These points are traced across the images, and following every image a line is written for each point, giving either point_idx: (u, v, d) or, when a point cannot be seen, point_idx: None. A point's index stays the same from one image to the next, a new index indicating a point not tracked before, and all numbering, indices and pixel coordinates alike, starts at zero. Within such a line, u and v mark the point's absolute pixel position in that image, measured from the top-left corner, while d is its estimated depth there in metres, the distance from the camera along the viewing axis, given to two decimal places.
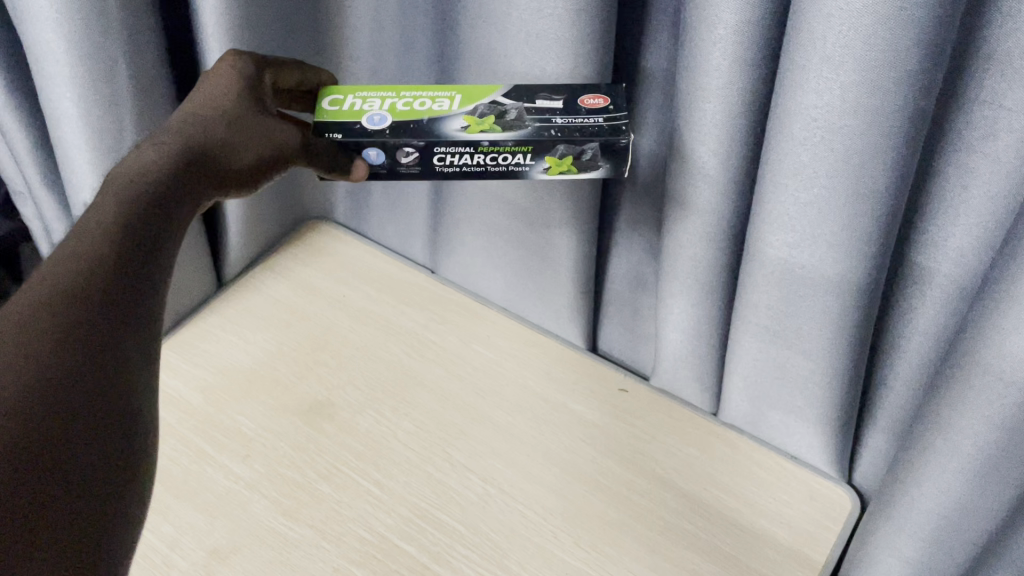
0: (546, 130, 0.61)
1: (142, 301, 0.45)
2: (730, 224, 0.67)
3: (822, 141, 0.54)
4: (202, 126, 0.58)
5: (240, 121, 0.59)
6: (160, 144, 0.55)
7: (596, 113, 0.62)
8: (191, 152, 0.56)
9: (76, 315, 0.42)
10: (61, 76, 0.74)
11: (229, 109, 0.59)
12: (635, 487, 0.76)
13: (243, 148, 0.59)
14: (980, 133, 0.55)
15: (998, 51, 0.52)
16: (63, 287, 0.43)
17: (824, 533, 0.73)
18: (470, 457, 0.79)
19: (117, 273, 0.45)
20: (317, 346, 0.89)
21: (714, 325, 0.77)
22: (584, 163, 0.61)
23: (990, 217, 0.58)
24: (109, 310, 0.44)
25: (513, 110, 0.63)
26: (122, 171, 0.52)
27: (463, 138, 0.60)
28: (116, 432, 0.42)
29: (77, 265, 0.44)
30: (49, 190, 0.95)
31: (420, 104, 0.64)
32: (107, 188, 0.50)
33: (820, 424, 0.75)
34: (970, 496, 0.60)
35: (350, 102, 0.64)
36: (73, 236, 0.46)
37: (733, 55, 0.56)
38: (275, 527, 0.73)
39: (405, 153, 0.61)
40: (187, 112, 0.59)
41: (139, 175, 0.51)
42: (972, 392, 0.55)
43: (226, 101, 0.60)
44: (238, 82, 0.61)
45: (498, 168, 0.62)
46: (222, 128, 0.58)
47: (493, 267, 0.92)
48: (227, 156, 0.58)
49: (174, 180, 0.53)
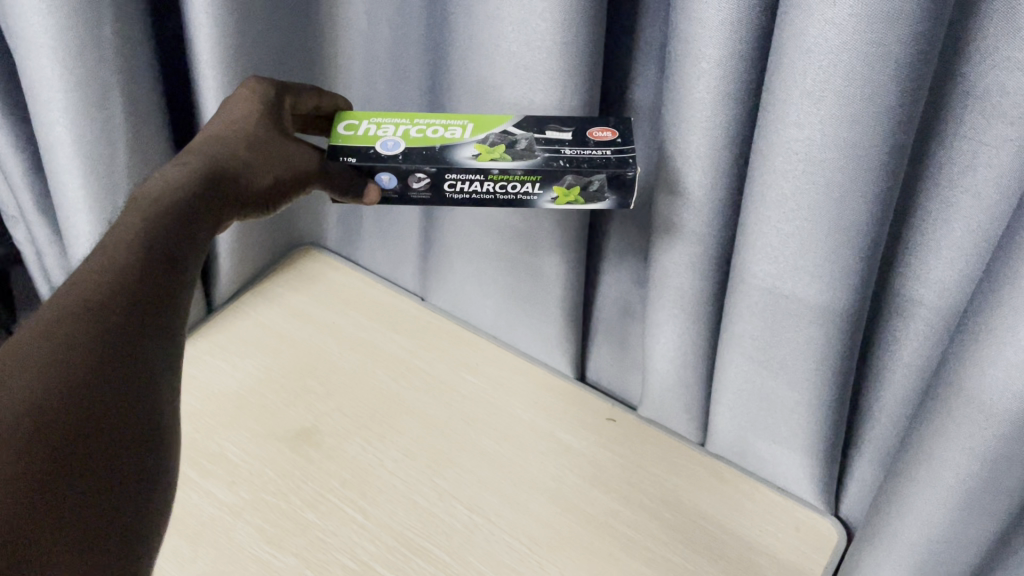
0: (555, 160, 0.61)
1: (166, 313, 0.46)
2: (715, 254, 0.68)
3: (804, 174, 0.55)
4: (226, 147, 0.58)
5: (262, 145, 0.60)
6: (183, 163, 0.55)
7: (604, 146, 0.63)
8: (216, 169, 0.55)
9: (80, 327, 0.42)
10: (56, 101, 0.74)
11: (250, 134, 0.60)
12: (622, 518, 0.76)
13: (263, 170, 0.59)
14: (960, 168, 0.56)
15: (977, 88, 0.53)
16: (82, 303, 0.43)
17: (810, 565, 0.73)
18: (456, 485, 0.79)
19: (141, 283, 0.45)
20: (305, 371, 0.89)
21: (702, 357, 0.77)
22: (591, 194, 0.62)
23: (971, 251, 0.59)
24: (114, 322, 0.43)
25: (523, 140, 0.63)
26: (147, 186, 0.51)
27: (474, 166, 0.61)
28: (137, 440, 0.42)
29: (101, 274, 0.45)
30: (42, 215, 0.96)
31: (433, 131, 0.64)
32: (133, 204, 0.50)
33: (805, 454, 0.75)
34: (955, 528, 0.60)
35: (364, 128, 0.65)
36: (102, 246, 0.47)
37: (715, 89, 0.57)
38: (257, 554, 0.73)
39: (417, 179, 0.61)
40: (209, 134, 0.59)
41: (163, 191, 0.51)
42: (955, 423, 0.55)
43: (253, 126, 0.60)
44: (258, 108, 0.62)
45: (507, 196, 0.62)
46: (244, 150, 0.58)
47: (483, 296, 0.92)
48: (249, 175, 0.58)
49: (202, 194, 0.53)
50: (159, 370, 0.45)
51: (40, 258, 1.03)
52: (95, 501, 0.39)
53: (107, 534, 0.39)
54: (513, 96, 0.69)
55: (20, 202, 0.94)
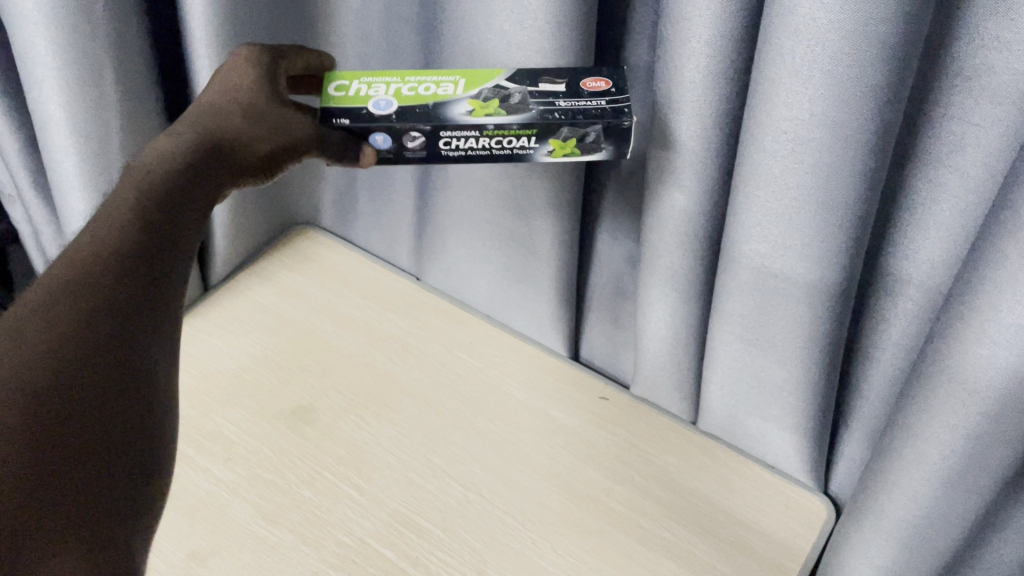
0: (549, 113, 0.60)
1: (160, 290, 0.46)
2: (706, 234, 0.68)
3: (792, 153, 0.55)
4: (223, 116, 0.59)
5: (254, 113, 0.60)
6: (177, 136, 0.56)
7: (598, 95, 0.62)
8: (208, 145, 0.57)
9: (70, 320, 0.42)
10: (49, 79, 0.75)
11: (243, 103, 0.60)
12: (613, 495, 0.77)
13: (254, 142, 0.59)
14: (949, 148, 0.56)
15: (966, 68, 0.53)
16: (78, 274, 0.44)
17: (799, 541, 0.74)
18: (449, 462, 0.80)
19: (133, 258, 0.46)
20: (300, 350, 0.90)
21: (694, 336, 0.77)
22: (588, 145, 0.61)
23: (960, 231, 0.59)
24: (101, 300, 0.44)
25: (516, 93, 0.62)
26: (140, 161, 0.53)
27: (469, 122, 0.60)
28: (133, 426, 0.42)
29: (92, 249, 0.45)
30: (38, 193, 0.96)
31: (426, 88, 0.63)
32: (125, 182, 0.51)
33: (794, 432, 0.75)
34: (939, 506, 0.60)
35: (355, 88, 0.63)
36: (96, 221, 0.48)
37: (706, 68, 0.57)
38: (254, 530, 0.74)
39: (412, 138, 0.60)
40: (205, 102, 0.60)
41: (154, 168, 0.52)
42: (939, 401, 0.56)
43: (247, 89, 0.61)
44: (252, 73, 0.61)
45: (503, 150, 0.62)
46: (238, 121, 0.59)
47: (477, 275, 0.93)
48: (240, 148, 0.58)
49: (192, 172, 0.54)
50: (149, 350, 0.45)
51: (36, 236, 1.03)
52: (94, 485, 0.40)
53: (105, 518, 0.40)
54: (506, 74, 0.69)
55: (16, 181, 0.95)
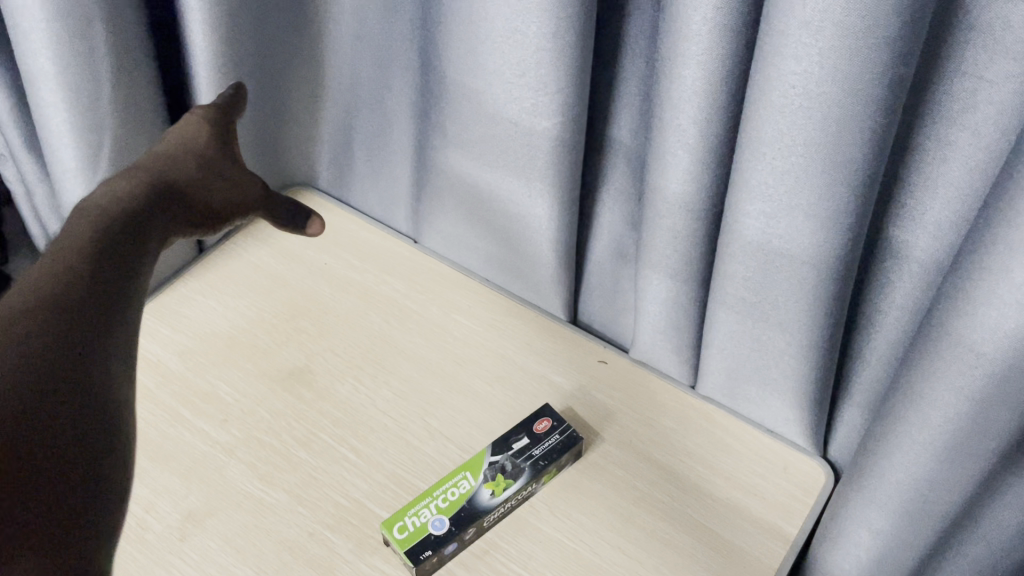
0: None
1: (103, 308, 0.49)
2: (709, 194, 0.67)
3: (800, 109, 0.54)
4: (175, 165, 0.66)
5: (211, 165, 0.68)
6: (130, 177, 0.63)
7: None
8: (157, 188, 0.63)
9: (34, 317, 0.46)
10: (37, 32, 0.73)
11: (201, 152, 0.68)
12: (612, 459, 0.77)
13: (212, 193, 0.68)
14: (960, 105, 0.55)
15: (981, 22, 0.51)
16: (44, 292, 0.48)
17: (797, 505, 0.75)
18: (447, 426, 0.79)
19: (85, 296, 0.49)
20: (296, 312, 0.89)
21: (694, 299, 0.76)
22: None
23: (969, 191, 0.58)
24: (62, 316, 0.47)
25: None
26: (93, 199, 0.59)
27: None
28: (91, 439, 0.43)
29: (45, 287, 0.48)
30: (30, 152, 0.95)
31: None
32: (76, 219, 0.56)
33: (795, 396, 0.75)
34: (940, 471, 0.60)
35: None
36: (47, 266, 0.50)
37: (712, 21, 0.55)
38: (250, 491, 0.74)
39: None
40: (155, 153, 0.66)
41: (103, 209, 0.57)
42: (944, 363, 0.55)
43: (200, 141, 0.68)
44: (208, 132, 0.69)
45: None
46: (192, 169, 0.67)
47: (474, 238, 0.91)
48: (198, 195, 0.66)
49: (137, 213, 0.59)
50: (102, 375, 0.46)
51: (29, 196, 1.02)
52: (71, 479, 0.41)
53: (55, 529, 0.39)
54: (506, 27, 0.67)
55: (7, 140, 0.93)
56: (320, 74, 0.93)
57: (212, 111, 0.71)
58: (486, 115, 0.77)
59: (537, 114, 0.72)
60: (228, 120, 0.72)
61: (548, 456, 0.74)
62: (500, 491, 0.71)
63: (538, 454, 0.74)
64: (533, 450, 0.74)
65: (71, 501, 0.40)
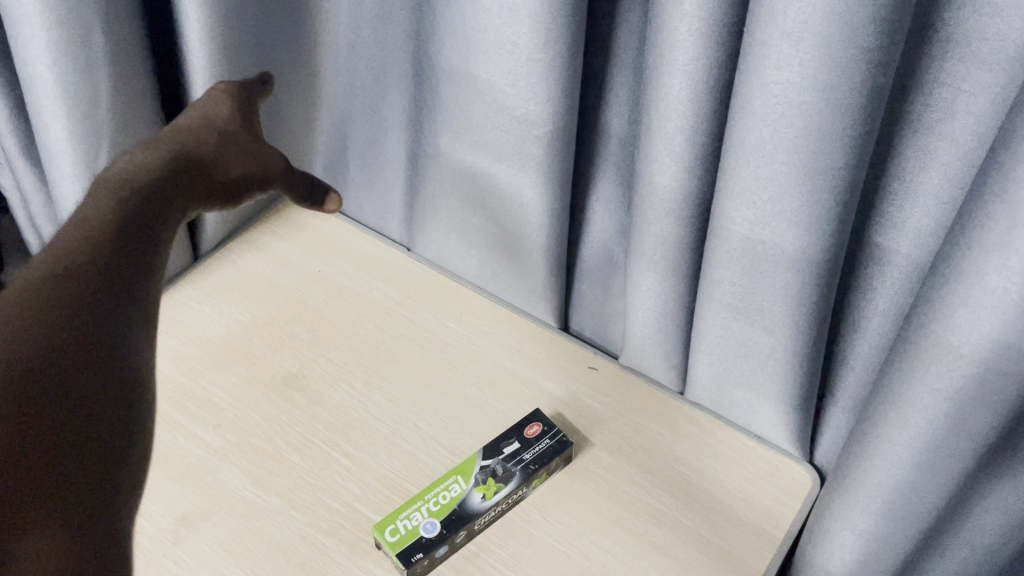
0: None
1: (123, 293, 0.49)
2: (696, 202, 0.68)
3: (783, 117, 0.55)
4: (197, 137, 0.65)
5: (234, 140, 0.66)
6: (153, 149, 0.62)
7: None
8: (179, 159, 0.62)
9: (50, 297, 0.46)
10: (37, 41, 0.74)
11: (222, 128, 0.66)
12: (601, 463, 0.78)
13: (233, 163, 0.65)
14: (938, 115, 0.57)
15: (957, 36, 0.53)
16: (56, 273, 0.48)
17: (783, 509, 0.76)
18: (439, 430, 0.80)
19: (103, 273, 0.49)
20: (290, 318, 0.90)
21: (682, 305, 0.78)
22: None
23: (947, 197, 0.60)
24: (79, 299, 0.47)
25: None
26: (112, 173, 0.58)
27: None
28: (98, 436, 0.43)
29: (55, 269, 0.48)
30: (28, 161, 0.96)
31: None
32: (102, 189, 0.56)
33: (781, 401, 0.76)
34: (921, 471, 0.61)
35: None
36: (67, 239, 0.51)
37: (697, 31, 0.57)
38: (243, 495, 0.75)
39: None
40: (178, 125, 0.65)
41: (126, 183, 0.57)
42: (924, 365, 0.56)
43: (222, 117, 0.67)
44: (230, 108, 0.68)
45: None
46: (215, 142, 0.65)
47: (467, 245, 0.92)
48: (218, 168, 0.65)
49: (156, 191, 0.58)
50: (118, 361, 0.47)
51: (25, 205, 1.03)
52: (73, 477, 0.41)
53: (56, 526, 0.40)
54: (498, 36, 0.69)
55: (6, 149, 0.94)
56: (315, 82, 0.94)
57: (235, 90, 0.69)
58: (479, 124, 0.78)
59: (529, 123, 0.74)
60: (251, 99, 0.70)
61: (539, 459, 0.75)
62: (491, 495, 0.72)
63: (529, 458, 0.75)
64: (524, 454, 0.75)
65: (73, 501, 0.41)
